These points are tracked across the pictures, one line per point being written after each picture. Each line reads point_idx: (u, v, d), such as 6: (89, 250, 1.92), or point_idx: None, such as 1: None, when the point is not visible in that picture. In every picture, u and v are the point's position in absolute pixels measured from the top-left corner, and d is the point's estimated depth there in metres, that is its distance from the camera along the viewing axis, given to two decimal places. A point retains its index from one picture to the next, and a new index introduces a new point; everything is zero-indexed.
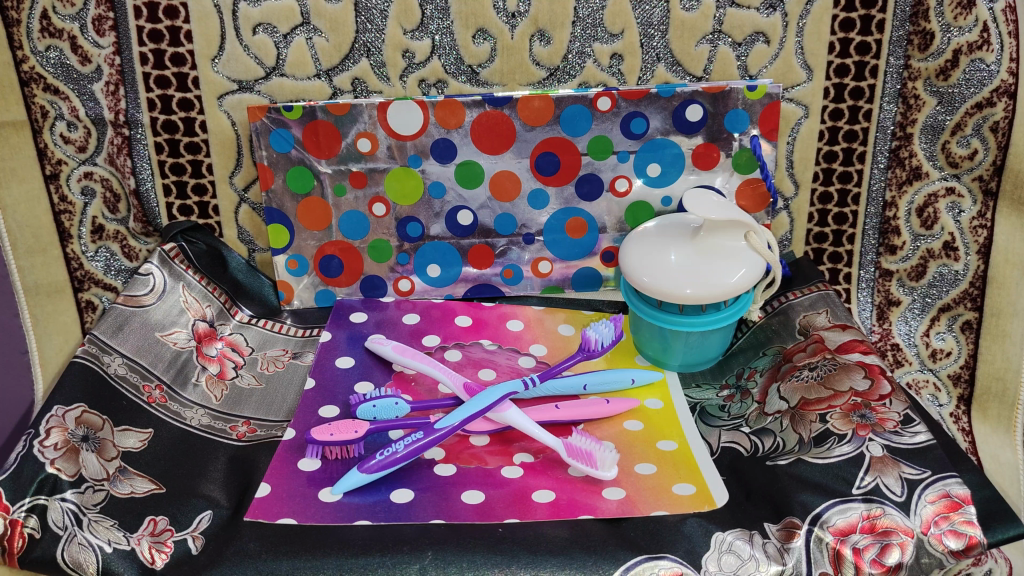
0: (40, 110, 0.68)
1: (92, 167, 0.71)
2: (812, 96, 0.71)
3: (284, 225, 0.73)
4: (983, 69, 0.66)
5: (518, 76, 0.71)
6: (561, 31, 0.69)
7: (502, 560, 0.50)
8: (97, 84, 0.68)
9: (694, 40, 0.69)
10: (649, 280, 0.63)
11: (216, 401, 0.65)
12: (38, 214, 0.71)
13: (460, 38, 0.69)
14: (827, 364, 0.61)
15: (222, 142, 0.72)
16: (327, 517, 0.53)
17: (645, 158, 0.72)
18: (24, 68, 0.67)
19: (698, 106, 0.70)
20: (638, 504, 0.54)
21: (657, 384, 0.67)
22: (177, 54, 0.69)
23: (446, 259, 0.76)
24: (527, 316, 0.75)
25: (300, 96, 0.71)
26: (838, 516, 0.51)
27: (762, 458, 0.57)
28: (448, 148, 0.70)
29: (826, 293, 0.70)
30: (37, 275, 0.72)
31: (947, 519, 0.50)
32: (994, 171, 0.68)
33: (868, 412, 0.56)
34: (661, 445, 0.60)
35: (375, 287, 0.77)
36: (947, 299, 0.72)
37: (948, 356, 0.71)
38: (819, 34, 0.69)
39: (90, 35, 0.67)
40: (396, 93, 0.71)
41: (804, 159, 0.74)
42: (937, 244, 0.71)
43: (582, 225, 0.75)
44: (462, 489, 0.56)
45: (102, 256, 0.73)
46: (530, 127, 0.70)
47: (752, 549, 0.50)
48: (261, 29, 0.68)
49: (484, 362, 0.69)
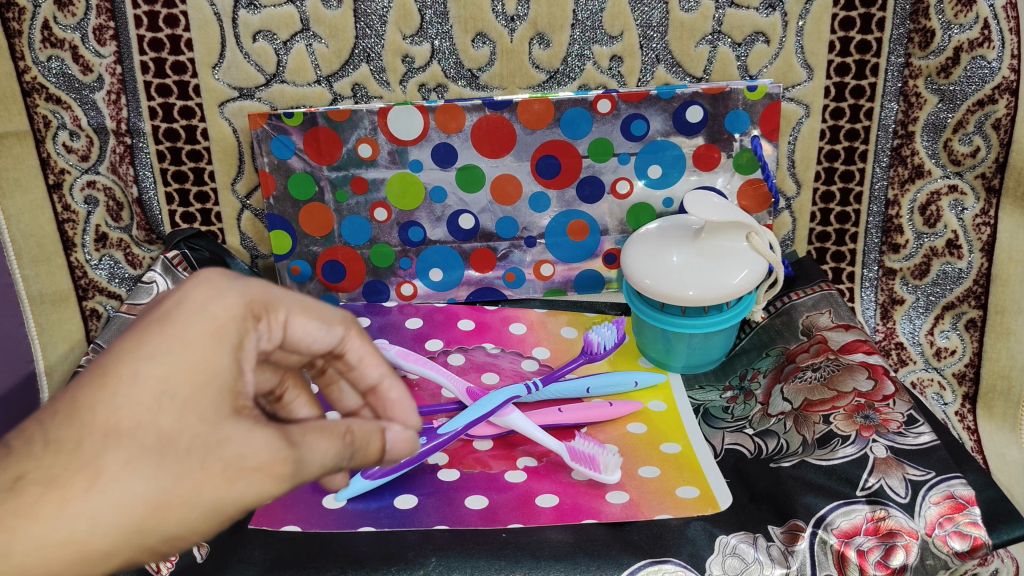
0: (42, 120, 0.69)
1: (95, 176, 0.71)
2: (812, 96, 0.71)
3: (286, 231, 0.73)
4: (984, 66, 0.65)
5: (517, 79, 0.71)
6: (560, 34, 0.69)
7: (506, 565, 0.50)
8: (99, 93, 0.69)
9: (693, 40, 0.69)
10: (651, 282, 0.63)
11: None
12: (42, 223, 0.71)
13: (459, 42, 0.69)
14: (831, 364, 0.61)
15: (224, 148, 0.73)
16: (331, 524, 0.54)
17: (646, 160, 0.71)
18: (26, 79, 0.67)
19: (699, 107, 0.70)
20: (641, 507, 0.54)
21: (660, 385, 0.67)
22: (177, 62, 0.69)
23: (448, 262, 0.76)
24: (530, 319, 0.75)
25: (301, 103, 0.71)
26: (842, 518, 0.51)
27: (766, 459, 0.57)
28: (449, 152, 0.70)
29: (829, 293, 0.70)
30: (41, 284, 0.72)
31: (951, 520, 0.50)
32: (997, 168, 0.67)
33: (872, 413, 0.56)
34: (665, 448, 0.60)
35: (377, 292, 0.77)
36: (950, 297, 0.72)
37: (953, 354, 0.71)
38: (819, 33, 0.69)
39: (92, 45, 0.67)
40: (397, 98, 0.71)
41: (806, 158, 0.74)
42: (940, 241, 0.71)
43: (584, 228, 0.75)
44: (466, 494, 0.56)
45: (106, 264, 0.74)
46: (530, 130, 0.70)
47: (756, 551, 0.50)
48: (261, 36, 0.69)
49: (488, 366, 0.69)
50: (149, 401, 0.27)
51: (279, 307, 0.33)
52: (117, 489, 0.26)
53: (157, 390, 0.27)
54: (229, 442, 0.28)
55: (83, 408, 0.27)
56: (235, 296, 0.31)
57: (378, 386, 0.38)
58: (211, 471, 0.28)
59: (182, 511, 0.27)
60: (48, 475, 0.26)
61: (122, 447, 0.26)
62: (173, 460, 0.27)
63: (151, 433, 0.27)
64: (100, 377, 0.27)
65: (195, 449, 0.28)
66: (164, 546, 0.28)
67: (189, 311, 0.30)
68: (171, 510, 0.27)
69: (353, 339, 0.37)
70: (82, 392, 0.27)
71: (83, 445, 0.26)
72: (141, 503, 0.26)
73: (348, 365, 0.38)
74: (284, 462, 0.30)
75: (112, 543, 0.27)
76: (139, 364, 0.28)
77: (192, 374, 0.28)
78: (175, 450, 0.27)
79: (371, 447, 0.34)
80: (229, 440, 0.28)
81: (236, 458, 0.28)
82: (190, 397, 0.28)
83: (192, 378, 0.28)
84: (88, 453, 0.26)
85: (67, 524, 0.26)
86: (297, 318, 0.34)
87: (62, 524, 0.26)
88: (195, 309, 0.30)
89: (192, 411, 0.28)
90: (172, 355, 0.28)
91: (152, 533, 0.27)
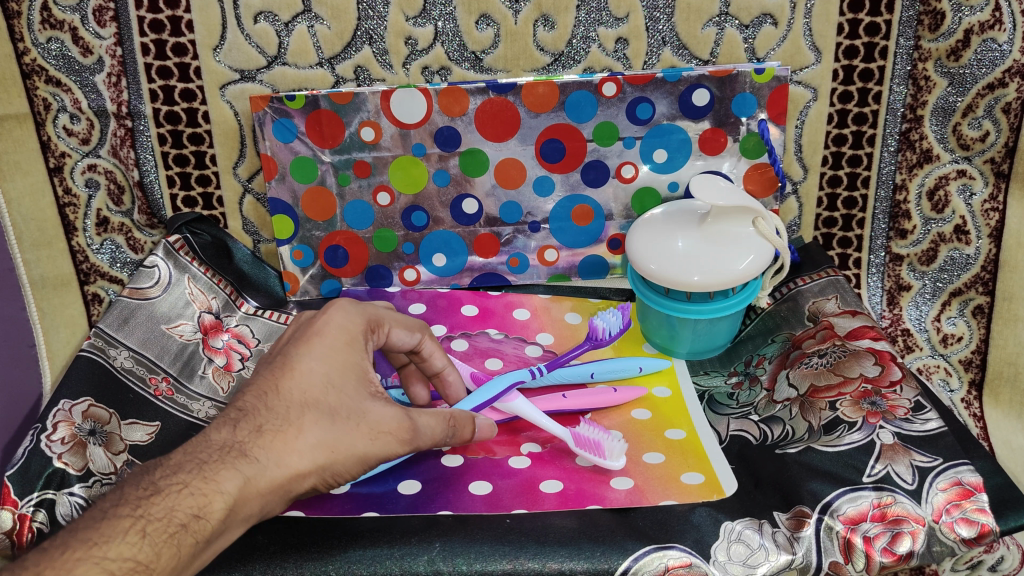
0: (42, 103, 0.68)
1: (96, 159, 0.71)
2: (821, 79, 0.70)
3: (288, 215, 0.73)
4: (995, 49, 0.65)
5: (521, 62, 0.70)
6: (564, 16, 0.68)
7: (510, 550, 0.50)
8: (99, 75, 0.68)
9: (700, 22, 0.68)
10: (656, 268, 0.63)
11: (224, 393, 0.65)
12: (43, 207, 0.71)
13: (463, 24, 0.68)
14: (837, 350, 0.61)
15: (226, 132, 0.72)
16: (335, 509, 0.53)
17: (651, 144, 0.71)
18: (25, 61, 0.67)
19: (705, 90, 0.69)
20: (646, 493, 0.54)
21: (665, 370, 0.67)
22: (178, 44, 0.68)
23: (451, 247, 0.75)
24: (534, 304, 0.74)
25: (303, 85, 0.70)
26: (848, 504, 0.50)
27: (771, 446, 0.57)
28: (453, 136, 0.70)
29: (835, 279, 0.69)
30: (43, 268, 0.72)
31: (959, 507, 0.50)
32: (1007, 153, 0.67)
33: (879, 399, 0.56)
34: (670, 434, 0.60)
35: (380, 277, 0.76)
36: (958, 283, 0.71)
37: (960, 341, 0.71)
38: (828, 14, 0.68)
39: (91, 26, 0.67)
40: (399, 81, 0.70)
41: (813, 142, 0.73)
42: (948, 227, 0.71)
43: (588, 213, 0.74)
44: (470, 479, 0.56)
45: (107, 249, 0.74)
46: (535, 114, 0.69)
47: (762, 538, 0.50)
48: (262, 17, 0.68)
49: (491, 352, 0.69)
50: (319, 385, 0.46)
51: (383, 325, 0.52)
52: (313, 436, 0.45)
53: (325, 377, 0.46)
54: (369, 410, 0.47)
55: (283, 388, 0.45)
56: (360, 314, 0.50)
57: (441, 374, 0.57)
58: (362, 430, 0.46)
59: (346, 456, 0.46)
60: (275, 427, 0.44)
61: (311, 411, 0.45)
62: (344, 422, 0.46)
63: (325, 404, 0.46)
64: (289, 369, 0.46)
65: (352, 415, 0.46)
66: (332, 479, 0.47)
67: (336, 326, 0.48)
68: (339, 454, 0.45)
69: (427, 342, 0.55)
70: (279, 377, 0.46)
71: (290, 411, 0.45)
72: (326, 447, 0.45)
73: (421, 359, 0.57)
74: (404, 425, 0.48)
75: (306, 471, 0.44)
76: (314, 361, 0.46)
77: (344, 367, 0.47)
78: (343, 416, 0.46)
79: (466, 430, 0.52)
80: (369, 411, 0.47)
81: (375, 421, 0.47)
82: (345, 379, 0.47)
83: (344, 370, 0.47)
84: (292, 416, 0.45)
85: (289, 455, 0.44)
86: (394, 329, 0.53)
87: (287, 454, 0.44)
88: (338, 325, 0.48)
89: (344, 390, 0.47)
90: (331, 355, 0.47)
91: (332, 468, 0.45)
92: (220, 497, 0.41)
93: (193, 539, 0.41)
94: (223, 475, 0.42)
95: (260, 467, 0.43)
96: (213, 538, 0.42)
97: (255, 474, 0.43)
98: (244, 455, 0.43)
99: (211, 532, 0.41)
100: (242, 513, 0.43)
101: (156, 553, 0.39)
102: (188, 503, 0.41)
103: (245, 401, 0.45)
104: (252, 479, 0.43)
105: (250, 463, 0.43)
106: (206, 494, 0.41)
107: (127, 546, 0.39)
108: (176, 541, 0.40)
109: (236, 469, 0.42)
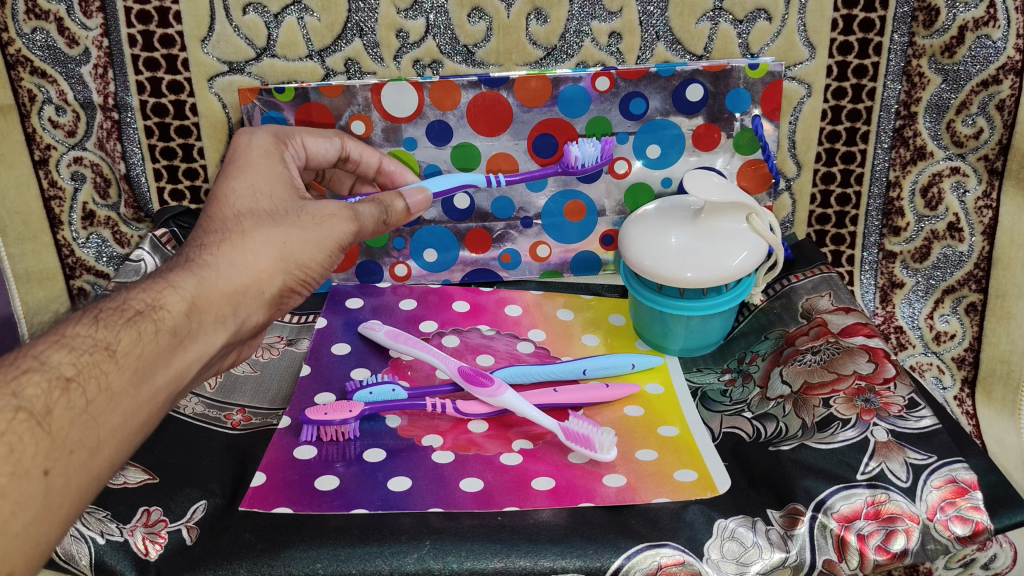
0: (27, 94, 0.67)
1: (82, 152, 0.70)
2: (814, 75, 0.70)
3: None
4: (989, 45, 0.64)
5: (514, 56, 0.69)
6: (557, 9, 0.67)
7: (502, 548, 0.49)
8: (85, 67, 0.67)
9: (694, 17, 0.68)
10: (651, 264, 0.62)
11: (210, 389, 0.65)
12: (28, 200, 0.70)
13: (455, 17, 0.68)
14: (830, 347, 0.61)
15: (213, 124, 0.71)
16: (324, 505, 0.52)
17: (645, 139, 0.70)
18: (10, 51, 0.65)
19: (699, 85, 0.68)
20: (638, 491, 0.53)
21: (658, 368, 0.66)
22: (166, 35, 0.67)
23: (442, 242, 0.75)
24: (527, 300, 0.73)
25: (292, 78, 0.69)
26: (842, 502, 0.50)
27: (764, 442, 0.57)
28: (444, 130, 0.69)
29: (828, 276, 0.68)
30: (27, 262, 0.72)
31: (953, 504, 0.50)
32: (1000, 150, 0.67)
33: (873, 397, 0.56)
34: (662, 431, 0.60)
35: (372, 272, 0.76)
36: (951, 281, 0.71)
37: (952, 338, 0.71)
38: (821, 10, 0.67)
39: (78, 17, 0.66)
40: (391, 74, 0.70)
41: (807, 138, 0.72)
42: (941, 224, 0.71)
43: (581, 208, 0.74)
44: (461, 476, 0.55)
45: (94, 243, 0.73)
46: (527, 108, 0.68)
47: (755, 535, 0.49)
48: (251, 8, 0.67)
49: (483, 348, 0.68)
50: (248, 196, 0.50)
51: (296, 136, 0.60)
52: (259, 236, 0.47)
53: (251, 192, 0.50)
54: (308, 205, 0.51)
55: (217, 212, 0.49)
56: (266, 134, 0.57)
57: (381, 168, 0.67)
58: (306, 220, 0.49)
59: (304, 246, 0.48)
60: (220, 239, 0.47)
61: (251, 220, 0.48)
62: (289, 217, 0.49)
63: (262, 212, 0.49)
64: (222, 195, 0.50)
65: (292, 213, 0.50)
66: (303, 276, 0.49)
67: (256, 146, 0.55)
68: (298, 245, 0.48)
69: (348, 144, 0.65)
70: (216, 204, 0.50)
71: (231, 224, 0.48)
72: (279, 241, 0.47)
73: (355, 162, 0.66)
74: (347, 211, 0.51)
75: (269, 269, 0.47)
76: (241, 179, 0.51)
77: (270, 177, 0.52)
78: (284, 213, 0.49)
79: (396, 205, 0.57)
80: (307, 206, 0.51)
81: (319, 212, 0.50)
82: (282, 184, 0.52)
83: (269, 182, 0.52)
84: (233, 226, 0.48)
85: (243, 255, 0.46)
86: (309, 140, 0.61)
87: (240, 256, 0.46)
88: (248, 147, 0.55)
89: (276, 196, 0.51)
90: (251, 173, 0.52)
91: (295, 260, 0.48)
92: (176, 294, 0.43)
93: (156, 328, 0.41)
94: (175, 276, 0.44)
95: (213, 269, 0.45)
96: (182, 335, 0.42)
97: (207, 275, 0.44)
98: (196, 262, 0.45)
99: (175, 324, 0.42)
100: (213, 316, 0.44)
101: (117, 335, 0.40)
102: (143, 297, 0.42)
103: (193, 237, 0.48)
104: (208, 280, 0.44)
105: (204, 268, 0.45)
106: (159, 291, 0.43)
107: (84, 329, 0.40)
108: (136, 328, 0.41)
109: (190, 272, 0.44)
